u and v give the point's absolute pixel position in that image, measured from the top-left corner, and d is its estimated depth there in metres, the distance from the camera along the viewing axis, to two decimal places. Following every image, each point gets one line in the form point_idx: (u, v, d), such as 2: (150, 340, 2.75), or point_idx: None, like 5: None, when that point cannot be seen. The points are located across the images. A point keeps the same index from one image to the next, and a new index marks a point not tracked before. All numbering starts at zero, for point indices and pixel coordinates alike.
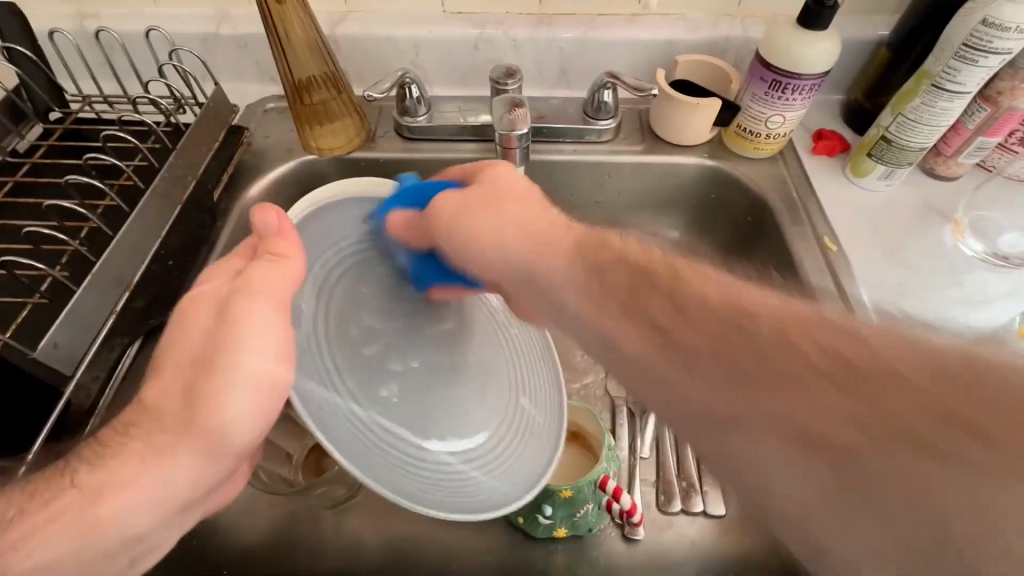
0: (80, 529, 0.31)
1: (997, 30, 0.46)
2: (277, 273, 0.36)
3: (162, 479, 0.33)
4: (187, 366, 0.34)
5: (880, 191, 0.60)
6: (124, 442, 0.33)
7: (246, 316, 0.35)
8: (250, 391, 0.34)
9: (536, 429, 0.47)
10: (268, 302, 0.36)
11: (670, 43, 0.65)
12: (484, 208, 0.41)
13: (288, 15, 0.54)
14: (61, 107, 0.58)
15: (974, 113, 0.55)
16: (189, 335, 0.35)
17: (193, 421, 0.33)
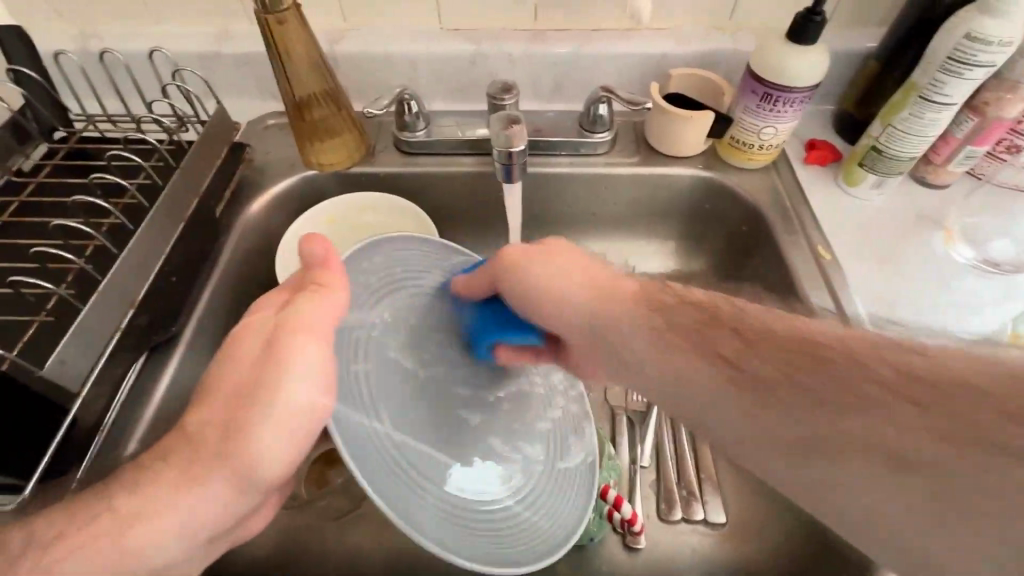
0: (106, 559, 0.32)
1: (981, 44, 0.48)
2: (318, 306, 0.37)
3: (200, 503, 0.35)
4: (228, 396, 0.37)
5: (872, 200, 0.62)
6: (159, 471, 0.35)
7: (292, 349, 0.37)
8: (285, 429, 0.36)
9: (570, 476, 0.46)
10: (313, 338, 0.37)
11: (663, 57, 0.66)
12: (552, 259, 0.42)
13: (288, 34, 0.55)
14: (65, 126, 0.59)
15: (962, 123, 0.56)
16: (232, 363, 0.38)
17: (227, 452, 0.35)
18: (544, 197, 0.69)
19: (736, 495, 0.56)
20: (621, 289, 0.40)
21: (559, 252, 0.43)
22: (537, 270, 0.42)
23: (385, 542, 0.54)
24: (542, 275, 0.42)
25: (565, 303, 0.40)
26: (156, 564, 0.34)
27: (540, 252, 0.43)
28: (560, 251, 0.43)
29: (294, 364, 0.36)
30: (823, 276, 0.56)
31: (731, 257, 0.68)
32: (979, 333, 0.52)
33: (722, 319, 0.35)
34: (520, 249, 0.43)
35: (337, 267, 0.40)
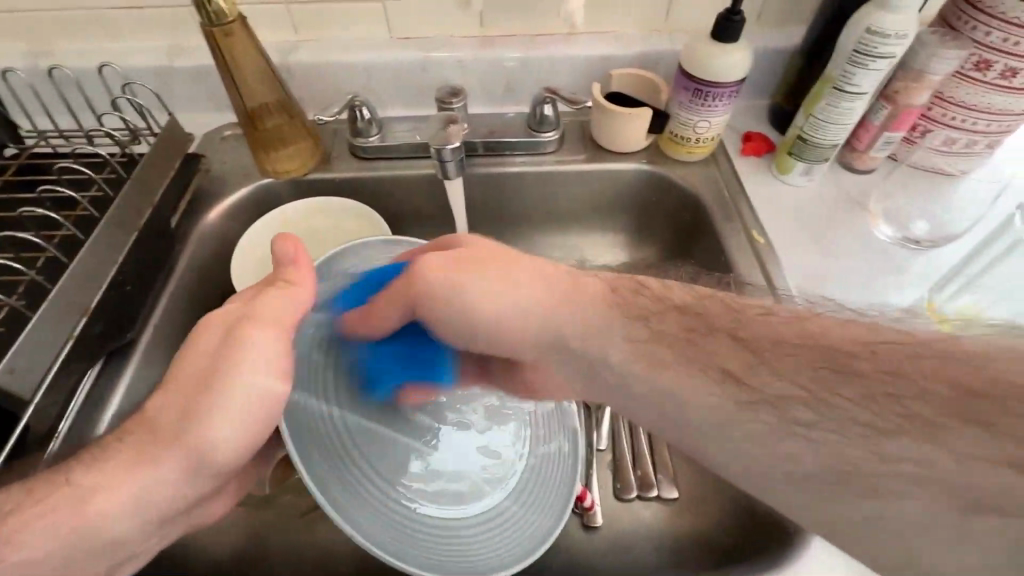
0: (68, 526, 0.36)
1: (879, 37, 0.52)
2: (280, 303, 0.41)
3: (150, 483, 0.37)
4: (185, 382, 0.38)
5: (803, 186, 0.66)
6: (117, 447, 0.38)
7: (249, 340, 0.39)
8: (237, 419, 0.38)
9: (543, 478, 0.47)
10: (268, 330, 0.39)
11: (605, 59, 0.70)
12: (457, 267, 0.42)
13: (235, 47, 0.57)
14: (17, 144, 0.61)
15: (878, 111, 0.60)
16: (194, 349, 0.40)
17: (181, 432, 0.37)
18: (498, 196, 0.72)
19: (688, 471, 0.58)
20: (587, 290, 0.40)
21: (476, 262, 0.42)
22: (459, 294, 0.41)
23: (351, 535, 0.55)
24: (471, 294, 0.41)
25: (451, 306, 0.42)
26: (112, 536, 0.37)
27: (444, 256, 0.43)
28: (481, 261, 0.42)
29: (250, 357, 0.38)
30: (757, 258, 0.59)
31: (678, 245, 0.71)
32: (901, 306, 0.55)
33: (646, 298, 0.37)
34: (437, 276, 0.42)
35: (305, 265, 0.44)
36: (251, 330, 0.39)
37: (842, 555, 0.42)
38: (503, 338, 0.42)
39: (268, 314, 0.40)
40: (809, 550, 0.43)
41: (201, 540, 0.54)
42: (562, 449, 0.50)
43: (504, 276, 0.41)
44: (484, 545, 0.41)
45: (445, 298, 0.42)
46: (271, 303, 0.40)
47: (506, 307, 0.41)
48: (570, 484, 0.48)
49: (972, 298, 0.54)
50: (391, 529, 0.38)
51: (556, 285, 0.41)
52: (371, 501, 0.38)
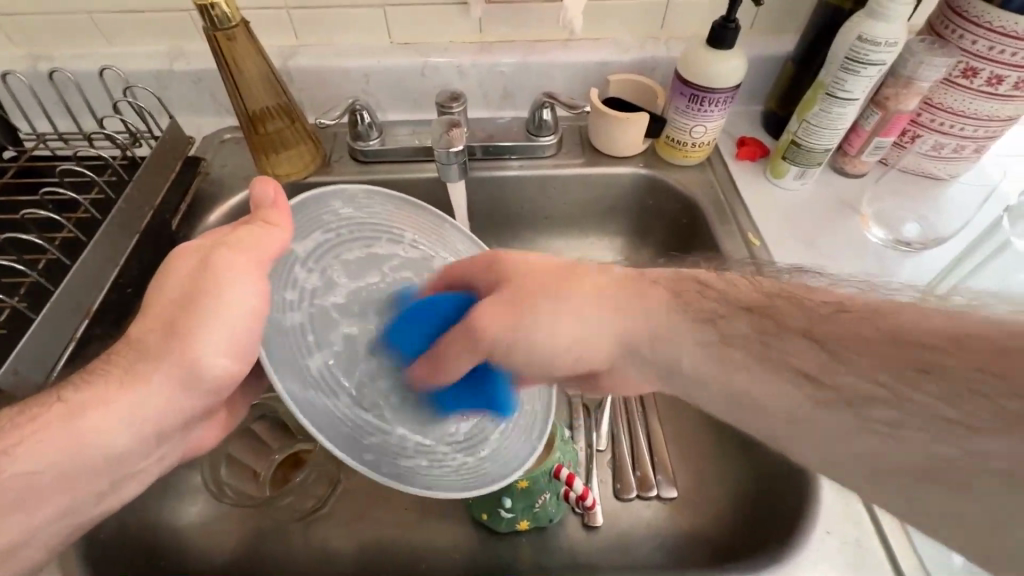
0: (63, 442, 0.36)
1: (870, 44, 0.53)
2: (257, 238, 0.40)
3: (139, 400, 0.38)
4: (170, 308, 0.39)
5: (798, 189, 0.67)
6: (104, 370, 0.38)
7: (228, 267, 0.39)
8: (222, 339, 0.38)
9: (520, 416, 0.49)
10: (249, 261, 0.39)
11: (603, 64, 0.71)
12: (504, 308, 0.39)
13: (238, 51, 0.57)
14: (15, 146, 0.61)
15: (868, 117, 0.62)
16: (169, 280, 0.40)
17: (171, 349, 0.38)
18: (498, 199, 0.72)
19: (685, 471, 0.59)
20: (651, 296, 0.39)
21: (535, 290, 0.40)
22: (527, 340, 0.39)
23: (352, 537, 0.56)
24: (540, 316, 0.39)
25: (539, 328, 0.39)
26: (106, 458, 0.37)
27: (490, 304, 0.39)
28: (519, 294, 0.40)
29: (233, 287, 0.38)
30: (753, 260, 0.60)
31: (674, 247, 0.72)
32: None
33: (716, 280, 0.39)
34: (497, 331, 0.39)
35: (287, 208, 0.42)
36: (232, 261, 0.39)
37: (840, 554, 0.43)
38: (586, 362, 0.40)
39: (253, 251, 0.39)
40: (806, 547, 0.44)
41: (201, 542, 0.54)
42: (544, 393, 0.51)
43: (592, 316, 0.39)
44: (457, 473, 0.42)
45: (509, 340, 0.39)
46: (249, 238, 0.39)
47: (590, 335, 0.39)
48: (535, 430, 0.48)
49: None
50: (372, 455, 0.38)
51: (628, 305, 0.39)
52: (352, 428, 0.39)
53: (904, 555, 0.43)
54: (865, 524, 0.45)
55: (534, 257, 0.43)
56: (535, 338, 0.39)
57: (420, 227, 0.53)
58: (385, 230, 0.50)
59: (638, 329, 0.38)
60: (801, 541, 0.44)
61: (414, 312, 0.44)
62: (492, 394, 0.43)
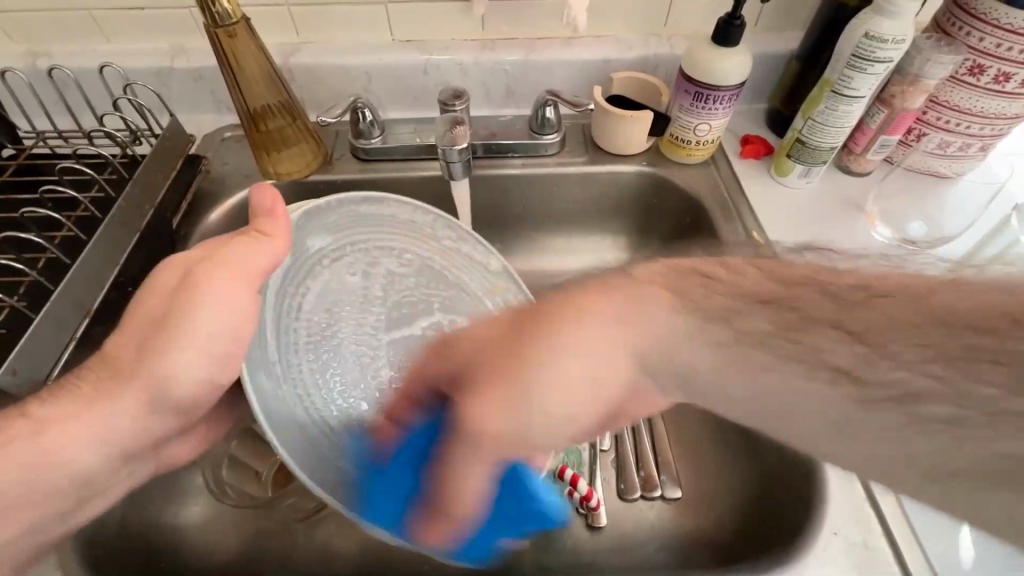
0: (26, 457, 0.36)
1: (877, 42, 0.53)
2: (248, 251, 0.41)
3: (102, 417, 0.38)
4: (148, 320, 0.40)
5: (802, 188, 0.66)
6: (75, 384, 0.39)
7: (206, 283, 0.39)
8: (195, 355, 0.39)
9: None
10: (231, 275, 0.40)
11: (606, 62, 0.70)
12: (485, 405, 0.32)
13: (239, 48, 0.56)
14: (15, 144, 0.60)
15: (874, 115, 0.61)
16: (155, 291, 0.41)
17: (141, 366, 0.38)
18: (500, 197, 0.72)
19: (689, 470, 0.59)
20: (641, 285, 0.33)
21: (510, 356, 0.32)
22: (535, 396, 0.32)
23: (354, 536, 0.55)
24: (534, 408, 0.32)
25: (535, 405, 0.32)
26: (72, 473, 0.38)
27: (487, 402, 0.32)
28: (484, 379, 0.33)
29: (214, 301, 0.39)
30: None
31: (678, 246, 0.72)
32: None
33: (715, 270, 0.33)
34: (494, 422, 0.32)
35: (282, 217, 0.43)
36: (213, 276, 0.40)
37: (847, 555, 0.43)
38: (600, 395, 0.33)
39: (237, 264, 0.40)
40: (814, 548, 0.43)
41: (204, 542, 0.54)
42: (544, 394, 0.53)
43: (586, 334, 0.32)
44: (444, 491, 0.45)
45: (512, 430, 0.32)
46: (238, 251, 0.41)
47: (603, 356, 0.32)
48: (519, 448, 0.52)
49: None
50: (338, 486, 0.41)
51: (604, 341, 0.32)
52: (314, 458, 0.42)
53: (912, 555, 0.43)
54: (872, 524, 0.44)
55: (510, 317, 0.35)
56: (520, 401, 0.32)
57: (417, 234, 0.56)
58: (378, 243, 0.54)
59: (649, 343, 0.32)
60: (808, 541, 0.44)
61: (406, 455, 0.39)
62: (535, 508, 0.37)
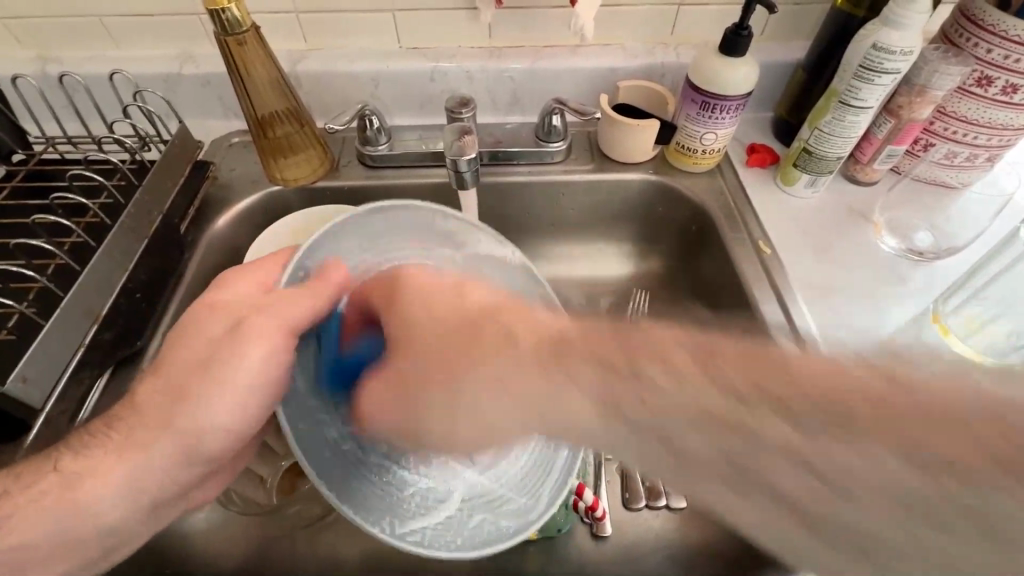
0: (63, 505, 0.37)
1: (885, 53, 0.53)
2: (296, 306, 0.39)
3: (134, 473, 0.38)
4: (185, 371, 0.39)
5: (808, 198, 0.66)
6: (108, 436, 0.38)
7: (255, 336, 0.39)
8: (235, 409, 0.39)
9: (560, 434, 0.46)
10: (277, 328, 0.39)
11: (611, 70, 0.71)
12: (427, 361, 0.34)
13: (249, 55, 0.57)
14: (25, 150, 0.61)
15: (881, 125, 0.61)
16: (196, 339, 0.40)
17: (177, 422, 0.38)
18: (506, 204, 0.72)
19: None
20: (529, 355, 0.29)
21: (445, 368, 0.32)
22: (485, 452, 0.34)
23: (359, 543, 0.55)
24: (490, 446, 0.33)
25: (457, 419, 0.31)
26: (99, 528, 0.38)
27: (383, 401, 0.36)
28: (414, 335, 0.35)
29: (256, 355, 0.38)
30: (764, 269, 0.60)
31: (685, 253, 0.72)
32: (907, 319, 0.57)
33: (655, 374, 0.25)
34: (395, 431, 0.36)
35: (332, 277, 0.40)
36: (257, 328, 0.39)
37: None
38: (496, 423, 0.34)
39: (286, 314, 0.39)
40: None
41: (209, 550, 0.54)
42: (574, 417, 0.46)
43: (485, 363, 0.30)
44: (495, 520, 0.42)
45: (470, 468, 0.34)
46: (291, 304, 0.39)
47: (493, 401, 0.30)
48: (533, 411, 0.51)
49: (974, 310, 0.55)
50: (417, 519, 0.40)
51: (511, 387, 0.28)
52: (380, 496, 0.39)
53: None
54: None
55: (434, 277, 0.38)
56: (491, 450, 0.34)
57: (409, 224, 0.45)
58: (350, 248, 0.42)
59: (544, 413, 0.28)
60: None
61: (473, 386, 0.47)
62: None
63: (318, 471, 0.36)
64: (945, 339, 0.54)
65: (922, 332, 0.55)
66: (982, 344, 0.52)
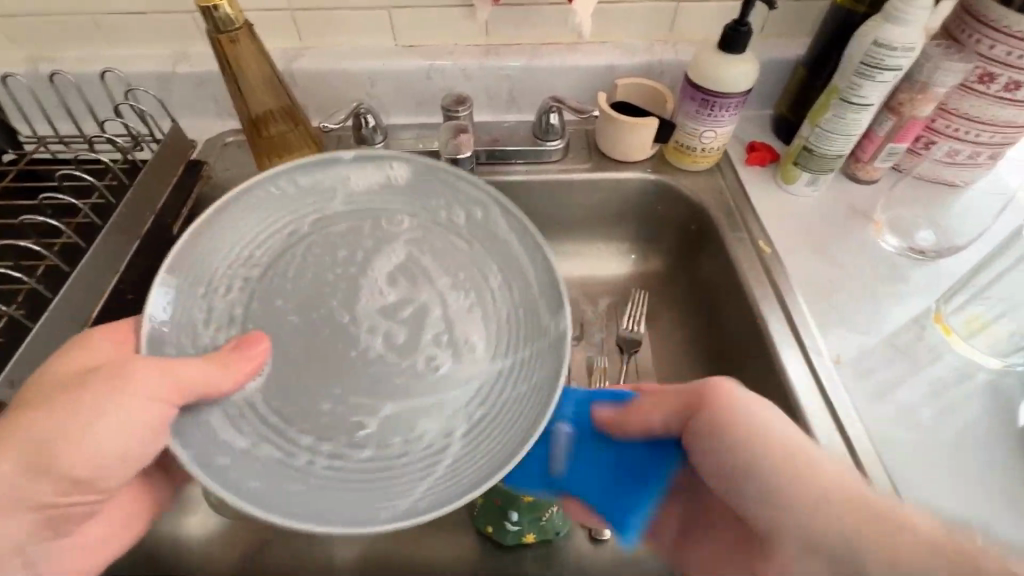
0: None
1: (886, 49, 0.52)
2: (193, 376, 0.38)
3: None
4: (43, 420, 0.37)
5: (808, 196, 0.66)
6: None
7: (130, 396, 0.37)
8: (105, 459, 0.39)
9: (535, 351, 0.45)
10: (158, 394, 0.38)
11: (610, 68, 0.70)
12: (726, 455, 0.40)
13: (242, 53, 0.56)
14: (16, 150, 0.60)
15: (882, 123, 0.60)
16: (64, 383, 0.38)
17: (33, 472, 0.36)
18: None
19: None
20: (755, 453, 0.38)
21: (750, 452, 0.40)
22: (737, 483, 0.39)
23: (355, 546, 0.55)
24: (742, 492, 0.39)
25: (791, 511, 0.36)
26: None
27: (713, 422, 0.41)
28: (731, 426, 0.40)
29: (129, 413, 0.38)
30: (765, 268, 0.59)
31: (684, 253, 0.71)
32: (909, 319, 0.57)
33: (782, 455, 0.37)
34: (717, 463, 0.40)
35: (241, 358, 0.41)
36: (136, 389, 0.38)
37: None
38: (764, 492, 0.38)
39: (173, 376, 0.38)
40: None
41: (203, 555, 0.53)
42: (537, 329, 0.46)
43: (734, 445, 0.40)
44: (482, 452, 0.41)
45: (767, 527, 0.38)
46: (185, 370, 0.38)
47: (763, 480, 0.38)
48: (454, 196, 0.52)
49: (977, 308, 0.56)
50: (404, 485, 0.40)
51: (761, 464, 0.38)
52: (357, 486, 0.39)
53: None
54: None
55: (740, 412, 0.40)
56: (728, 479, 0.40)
57: (230, 225, 0.47)
58: (238, 275, 0.47)
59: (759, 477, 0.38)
60: None
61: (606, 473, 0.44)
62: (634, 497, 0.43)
63: (274, 509, 0.36)
64: (948, 338, 0.55)
65: (925, 333, 0.55)
66: (986, 343, 0.54)
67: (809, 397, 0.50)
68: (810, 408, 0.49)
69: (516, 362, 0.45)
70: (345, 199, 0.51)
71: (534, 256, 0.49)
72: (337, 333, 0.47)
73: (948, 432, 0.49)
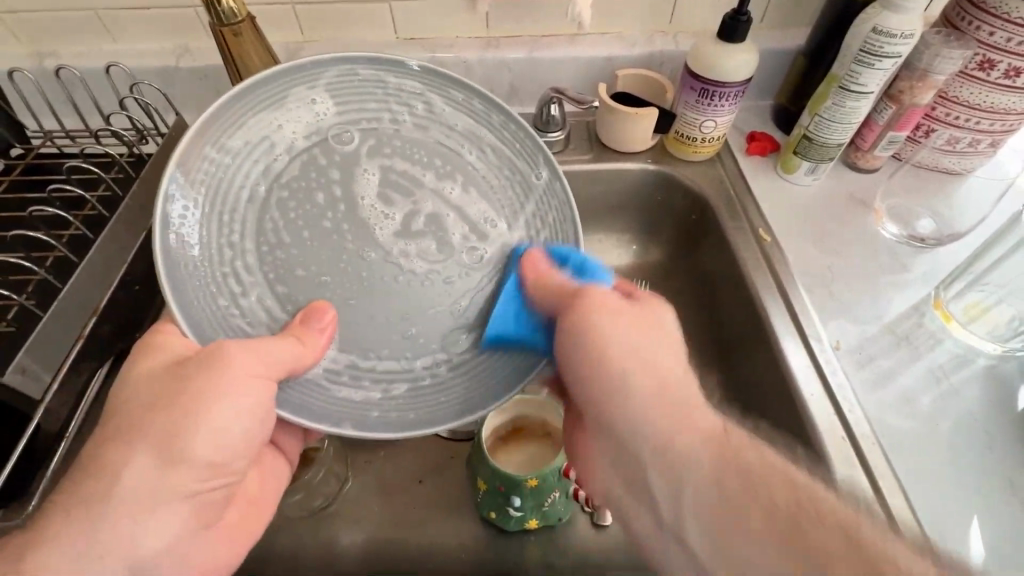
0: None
1: (885, 36, 0.52)
2: (283, 351, 0.37)
3: (127, 538, 0.35)
4: (156, 423, 0.36)
5: (809, 185, 0.66)
6: (68, 509, 0.34)
7: (228, 388, 0.36)
8: (220, 452, 0.38)
9: (533, 192, 0.49)
10: (253, 378, 0.36)
11: (609, 59, 0.70)
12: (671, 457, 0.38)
13: (245, 47, 0.56)
14: (24, 145, 0.61)
15: (882, 111, 0.61)
16: (150, 387, 0.37)
17: (163, 477, 0.36)
18: None
19: None
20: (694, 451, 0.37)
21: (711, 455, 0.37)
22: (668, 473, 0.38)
23: (361, 532, 0.55)
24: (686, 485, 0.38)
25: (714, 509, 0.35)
26: None
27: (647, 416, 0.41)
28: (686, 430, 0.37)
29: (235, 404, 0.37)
30: (764, 257, 0.60)
31: (684, 243, 0.72)
32: (908, 305, 0.57)
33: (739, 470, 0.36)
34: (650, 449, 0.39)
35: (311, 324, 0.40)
36: (229, 380, 0.36)
37: None
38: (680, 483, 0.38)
39: (262, 358, 0.36)
40: None
41: None
42: (527, 178, 0.49)
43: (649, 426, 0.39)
44: None
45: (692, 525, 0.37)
46: (276, 352, 0.37)
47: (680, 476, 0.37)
48: (387, 91, 0.45)
49: (977, 295, 0.57)
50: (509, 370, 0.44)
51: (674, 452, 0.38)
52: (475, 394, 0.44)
53: None
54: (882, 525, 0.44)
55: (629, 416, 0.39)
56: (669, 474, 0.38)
57: (203, 217, 0.38)
58: (239, 268, 0.39)
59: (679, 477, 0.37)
60: None
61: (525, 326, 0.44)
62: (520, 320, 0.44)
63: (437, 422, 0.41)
64: (948, 325, 0.56)
65: (924, 320, 0.56)
66: (983, 330, 0.55)
67: (809, 384, 0.51)
68: (811, 392, 0.50)
69: (529, 217, 0.49)
70: (286, 145, 0.41)
71: (490, 117, 0.48)
72: (359, 263, 0.44)
73: (945, 416, 0.50)
